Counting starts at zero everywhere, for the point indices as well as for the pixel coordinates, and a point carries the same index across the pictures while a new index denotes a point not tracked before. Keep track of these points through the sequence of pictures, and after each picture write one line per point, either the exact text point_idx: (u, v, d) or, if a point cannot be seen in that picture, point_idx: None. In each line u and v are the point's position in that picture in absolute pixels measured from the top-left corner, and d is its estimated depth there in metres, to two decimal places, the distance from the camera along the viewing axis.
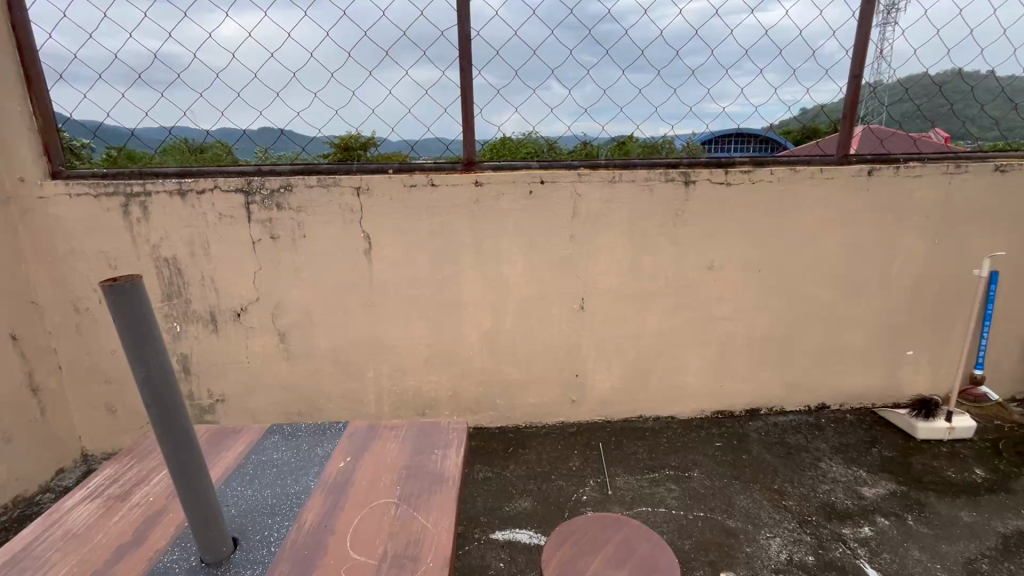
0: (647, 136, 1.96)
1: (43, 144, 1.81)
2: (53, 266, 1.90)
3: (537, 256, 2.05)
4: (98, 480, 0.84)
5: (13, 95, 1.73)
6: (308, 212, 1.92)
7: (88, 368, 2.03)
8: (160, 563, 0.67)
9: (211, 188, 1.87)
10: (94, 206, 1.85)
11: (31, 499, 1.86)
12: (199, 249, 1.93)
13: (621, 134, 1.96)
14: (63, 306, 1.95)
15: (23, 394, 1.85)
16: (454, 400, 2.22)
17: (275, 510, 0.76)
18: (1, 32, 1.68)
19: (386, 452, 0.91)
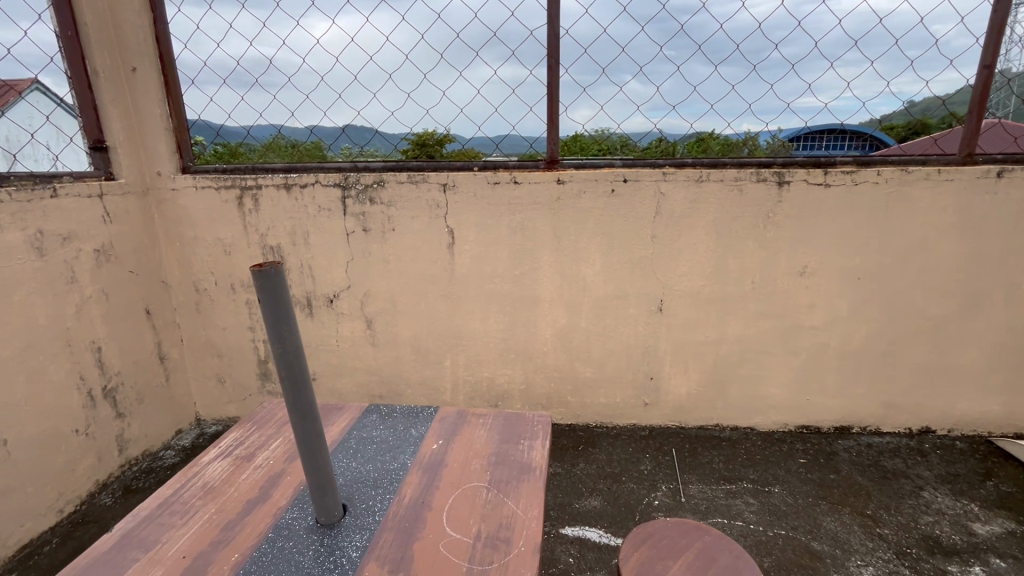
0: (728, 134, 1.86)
1: (176, 141, 2.04)
2: (180, 251, 2.15)
3: (616, 255, 2.03)
4: (227, 441, 0.95)
5: (155, 99, 1.97)
6: (397, 206, 2.03)
7: (204, 342, 2.27)
8: (282, 519, 0.75)
9: (314, 182, 2.02)
10: (215, 197, 2.07)
11: (156, 453, 2.12)
12: (300, 239, 2.10)
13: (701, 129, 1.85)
14: (186, 286, 2.20)
15: (153, 361, 2.11)
16: (526, 394, 2.25)
17: (378, 483, 0.83)
18: (147, 44, 1.91)
19: (475, 439, 0.95)
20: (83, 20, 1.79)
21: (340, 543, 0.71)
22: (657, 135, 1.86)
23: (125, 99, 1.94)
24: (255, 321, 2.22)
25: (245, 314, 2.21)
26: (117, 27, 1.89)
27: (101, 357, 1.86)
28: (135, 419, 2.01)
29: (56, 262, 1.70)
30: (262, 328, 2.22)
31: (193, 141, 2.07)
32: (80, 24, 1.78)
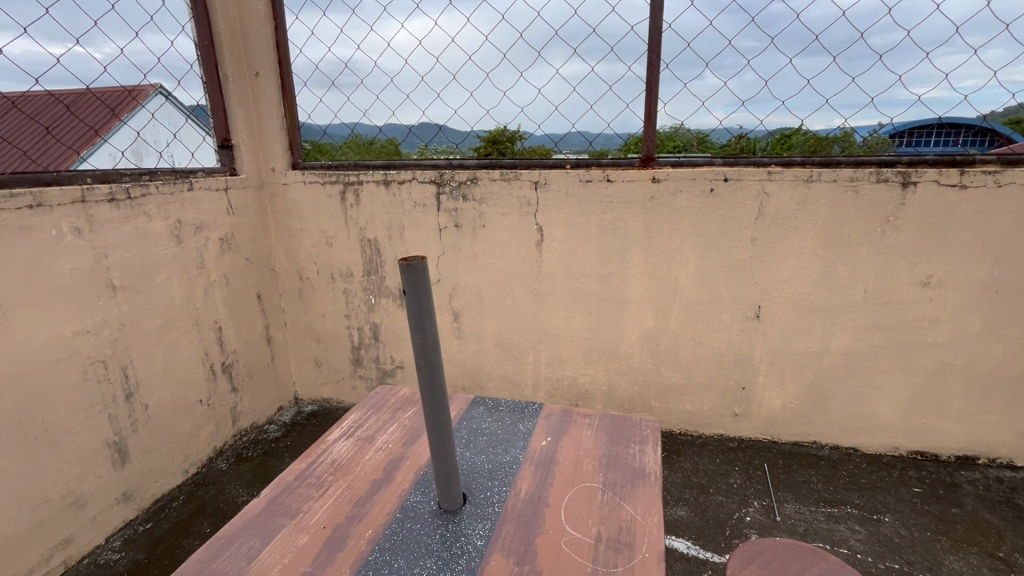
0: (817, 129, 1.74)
1: (289, 140, 2.19)
2: (288, 241, 2.31)
3: (711, 257, 1.94)
4: (348, 422, 1.01)
5: (273, 101, 2.13)
6: (489, 203, 2.07)
7: (305, 327, 2.44)
8: (408, 501, 0.79)
9: (411, 179, 2.11)
10: (321, 192, 2.21)
11: (261, 426, 2.31)
12: (395, 233, 2.19)
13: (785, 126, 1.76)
14: (291, 274, 2.37)
15: (262, 342, 2.30)
16: (608, 396, 2.22)
17: (493, 475, 0.85)
18: (269, 50, 2.07)
19: (584, 439, 0.94)
20: (217, 29, 1.97)
21: (464, 530, 0.73)
22: (736, 130, 1.79)
23: (248, 101, 2.12)
24: (351, 309, 2.35)
25: (343, 302, 2.35)
26: (244, 35, 2.06)
27: (221, 336, 2.05)
28: (245, 394, 2.20)
29: (189, 249, 1.89)
30: (357, 316, 2.36)
31: (303, 141, 2.21)
32: (215, 33, 1.96)
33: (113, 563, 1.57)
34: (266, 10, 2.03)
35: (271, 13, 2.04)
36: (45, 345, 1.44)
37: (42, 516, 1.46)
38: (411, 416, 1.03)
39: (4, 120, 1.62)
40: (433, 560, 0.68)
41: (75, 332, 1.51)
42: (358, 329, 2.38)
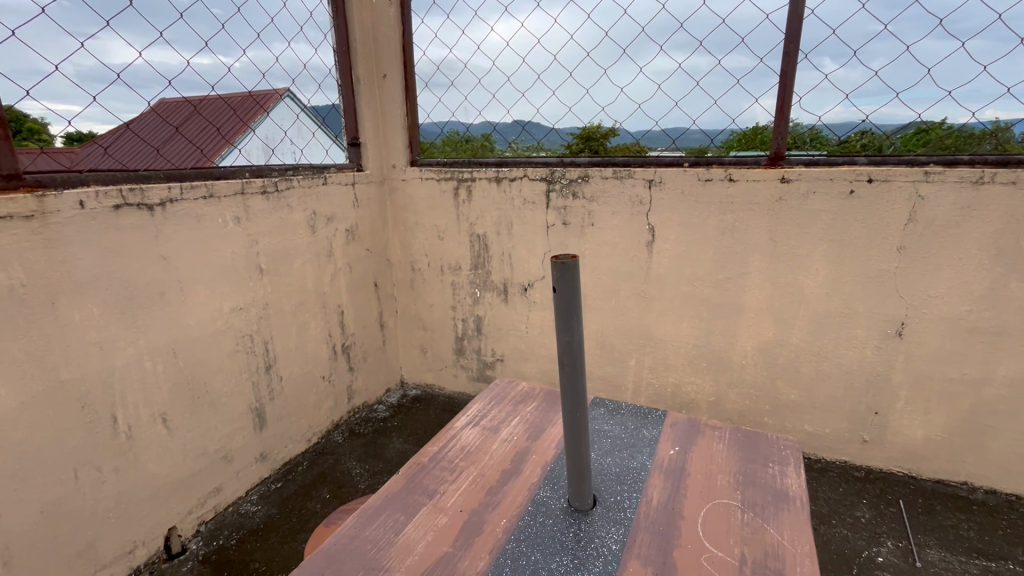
0: (960, 123, 1.52)
1: (409, 139, 2.31)
2: (403, 233, 2.45)
3: (846, 266, 1.76)
4: (474, 411, 1.05)
5: (397, 101, 2.26)
6: (599, 202, 2.04)
7: (414, 316, 2.57)
8: (538, 495, 0.80)
9: (522, 176, 2.14)
10: (436, 188, 2.31)
11: (371, 405, 2.48)
12: (503, 229, 2.24)
13: (928, 120, 1.55)
14: (404, 265, 2.51)
15: (376, 327, 2.46)
16: (715, 407, 2.10)
17: (621, 479, 0.83)
18: (396, 52, 2.19)
19: (715, 453, 0.90)
20: (353, 36, 2.14)
21: (596, 532, 0.72)
22: (859, 126, 1.61)
23: (376, 102, 2.27)
24: (457, 301, 2.45)
25: (450, 294, 2.45)
26: (375, 40, 2.22)
27: (342, 319, 2.23)
28: (360, 374, 2.38)
29: (321, 238, 2.07)
30: (462, 308, 2.45)
31: (421, 140, 2.32)
32: (352, 40, 2.13)
33: (251, 515, 1.78)
34: (397, 16, 2.15)
35: (400, 18, 2.16)
36: (210, 318, 1.65)
37: (200, 465, 1.68)
38: (533, 411, 1.04)
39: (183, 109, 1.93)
40: (568, 557, 0.68)
41: (231, 308, 1.72)
42: (462, 320, 2.47)
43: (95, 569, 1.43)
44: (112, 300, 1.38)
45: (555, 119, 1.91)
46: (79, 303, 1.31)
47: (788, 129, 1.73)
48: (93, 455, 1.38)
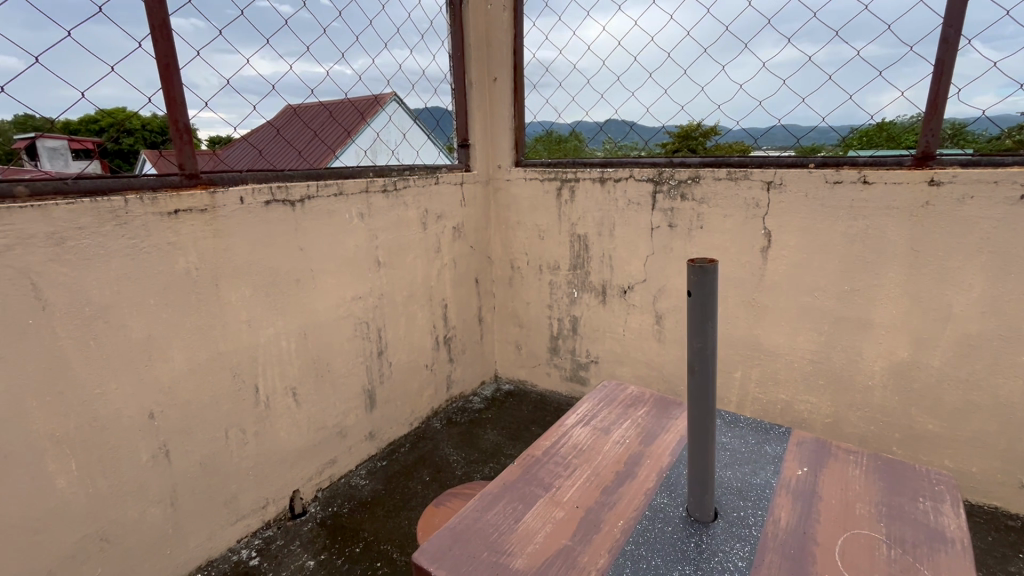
0: None
1: (515, 140, 2.36)
2: (504, 232, 2.52)
3: (1008, 282, 1.53)
4: (583, 409, 1.06)
5: (505, 103, 2.32)
6: (710, 204, 1.95)
7: (510, 312, 2.63)
8: (654, 501, 0.79)
9: (627, 177, 2.10)
10: (539, 188, 2.34)
11: (467, 396, 2.58)
12: (605, 230, 2.22)
13: None
14: (504, 263, 2.57)
15: (474, 321, 2.56)
16: (832, 429, 1.93)
17: (744, 495, 0.80)
18: (507, 55, 2.25)
19: (851, 478, 0.83)
20: (468, 42, 2.24)
21: (719, 546, 0.70)
22: (1017, 120, 1.43)
23: (485, 104, 2.36)
24: (554, 300, 2.47)
25: (547, 293, 2.48)
26: (488, 44, 2.29)
27: (445, 312, 2.34)
28: (458, 365, 2.49)
29: (431, 234, 2.19)
30: (559, 308, 2.46)
31: (526, 141, 2.36)
32: (466, 46, 2.22)
33: (360, 487, 1.93)
34: (509, 20, 2.21)
35: (512, 21, 2.21)
36: (335, 304, 1.82)
37: (320, 437, 1.86)
38: (645, 416, 1.03)
39: (311, 111, 2.15)
40: (690, 567, 0.67)
41: (352, 296, 1.88)
42: (558, 320, 2.49)
43: (236, 518, 1.63)
44: (259, 284, 1.57)
45: (667, 116, 1.87)
46: (236, 285, 1.50)
47: (935, 124, 1.54)
48: (239, 418, 1.58)
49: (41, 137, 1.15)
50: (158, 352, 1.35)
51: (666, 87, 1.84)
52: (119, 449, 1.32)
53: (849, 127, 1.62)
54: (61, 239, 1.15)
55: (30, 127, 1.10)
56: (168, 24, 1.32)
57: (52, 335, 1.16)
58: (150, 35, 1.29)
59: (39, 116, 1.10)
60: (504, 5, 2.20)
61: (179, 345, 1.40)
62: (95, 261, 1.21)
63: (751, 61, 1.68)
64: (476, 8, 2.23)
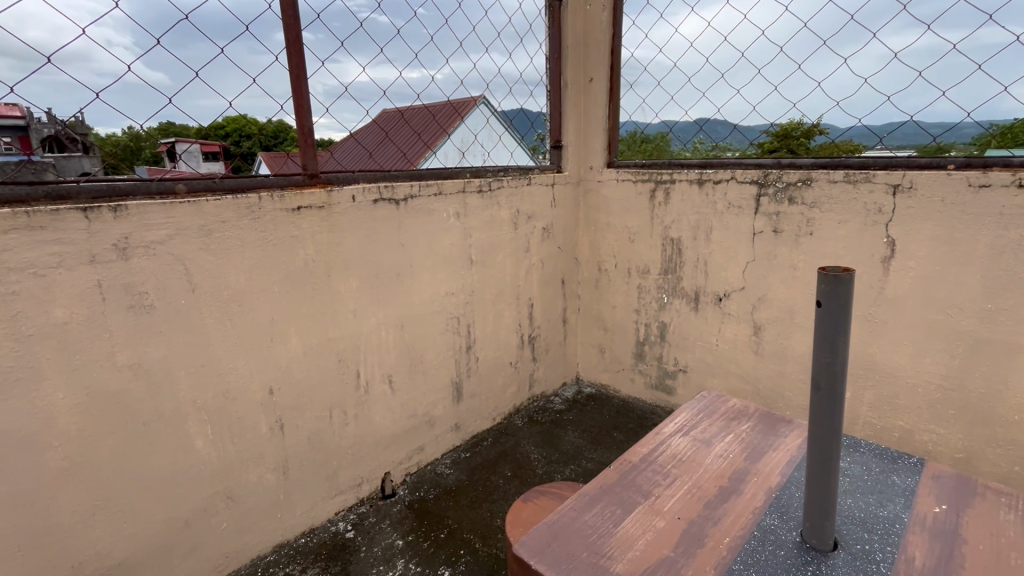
0: None
1: (608, 140, 2.33)
2: (593, 233, 2.49)
3: None
4: (681, 419, 1.03)
5: (600, 103, 2.29)
6: (822, 208, 1.80)
7: (595, 315, 2.60)
8: (763, 522, 0.74)
9: (728, 178, 2.00)
10: (631, 190, 2.29)
11: (548, 396, 2.60)
12: (701, 234, 2.13)
13: None
14: (591, 265, 2.55)
15: (559, 322, 2.56)
16: (962, 465, 1.71)
17: (869, 527, 0.73)
18: (604, 55, 2.23)
19: (1003, 523, 0.73)
20: (566, 43, 2.24)
21: None
22: None
23: (580, 105, 2.35)
24: (641, 304, 2.41)
25: (635, 297, 2.42)
26: (586, 45, 2.28)
27: (531, 311, 2.37)
28: (541, 364, 2.50)
29: (521, 234, 2.22)
30: (647, 313, 2.39)
31: (620, 141, 2.33)
32: (564, 48, 2.23)
33: (445, 475, 2.01)
34: (609, 19, 2.18)
35: (612, 21, 2.18)
36: (430, 299, 1.91)
37: (411, 425, 1.96)
38: (749, 431, 0.98)
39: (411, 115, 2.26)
40: None
41: (445, 292, 1.96)
42: (645, 325, 2.42)
43: (335, 492, 1.77)
44: (365, 276, 1.68)
45: (774, 115, 1.76)
46: (346, 277, 1.63)
47: None
48: (342, 400, 1.71)
49: (178, 142, 1.26)
50: (279, 335, 1.50)
51: (778, 83, 1.73)
52: (243, 419, 1.47)
53: (998, 122, 1.42)
54: (209, 230, 1.31)
55: (171, 132, 1.25)
56: (300, 40, 1.45)
57: (198, 314, 1.33)
58: (285, 50, 1.44)
59: (178, 122, 1.24)
60: (604, 4, 2.17)
61: (296, 330, 1.53)
62: (234, 251, 1.36)
63: (878, 51, 1.53)
64: (575, 9, 2.23)
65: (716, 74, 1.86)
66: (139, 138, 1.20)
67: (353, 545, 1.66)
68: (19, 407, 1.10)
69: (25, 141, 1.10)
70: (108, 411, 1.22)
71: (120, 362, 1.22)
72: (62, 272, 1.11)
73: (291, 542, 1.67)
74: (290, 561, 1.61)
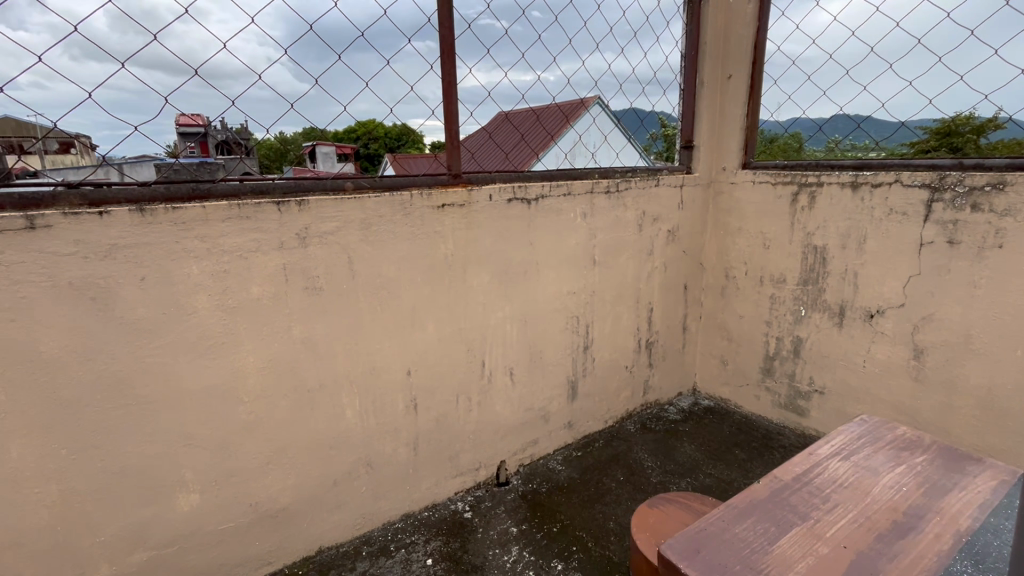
0: None
1: (745, 140, 2.20)
2: (722, 238, 2.36)
3: None
4: (838, 442, 0.95)
5: (738, 101, 2.16)
6: (1018, 218, 1.54)
7: (719, 324, 2.46)
8: (953, 568, 0.66)
9: (891, 181, 1.78)
10: (770, 192, 2.13)
11: (662, 404, 2.52)
12: (853, 243, 1.92)
13: None
14: (718, 271, 2.42)
15: (679, 328, 2.47)
16: None
17: None
18: (746, 50, 2.09)
19: None
20: (704, 39, 2.14)
21: None
22: None
23: (716, 103, 2.23)
24: (774, 316, 2.23)
25: (766, 307, 2.25)
26: (726, 40, 2.16)
27: (651, 315, 2.31)
28: (657, 371, 2.44)
29: (646, 236, 2.18)
30: (780, 326, 2.22)
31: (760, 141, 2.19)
32: (702, 45, 2.14)
33: (557, 471, 2.04)
34: (754, 12, 2.04)
35: (758, 13, 2.04)
36: (553, 296, 1.95)
37: (528, 418, 2.02)
38: (927, 465, 0.87)
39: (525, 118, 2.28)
40: None
41: (567, 291, 1.99)
42: (776, 339, 2.25)
43: (456, 473, 1.88)
44: (496, 272, 1.77)
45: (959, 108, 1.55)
46: (479, 272, 1.72)
47: None
48: (468, 387, 1.81)
49: (320, 146, 1.40)
50: (419, 322, 1.63)
51: (964, 73, 1.53)
52: (385, 396, 1.63)
53: None
54: (369, 224, 1.47)
55: (314, 137, 1.34)
56: (453, 49, 1.57)
57: (356, 298, 1.49)
58: (438, 58, 1.55)
59: (319, 127, 1.33)
60: None
61: (434, 318, 1.66)
62: (387, 243, 1.51)
63: None
64: (717, 2, 2.12)
65: (884, 64, 1.68)
66: (288, 142, 1.31)
67: (470, 525, 1.76)
68: (222, 366, 1.32)
69: (204, 146, 1.24)
70: (283, 377, 1.42)
71: (294, 335, 1.41)
72: (258, 256, 1.31)
73: (416, 513, 1.81)
74: (416, 530, 1.74)
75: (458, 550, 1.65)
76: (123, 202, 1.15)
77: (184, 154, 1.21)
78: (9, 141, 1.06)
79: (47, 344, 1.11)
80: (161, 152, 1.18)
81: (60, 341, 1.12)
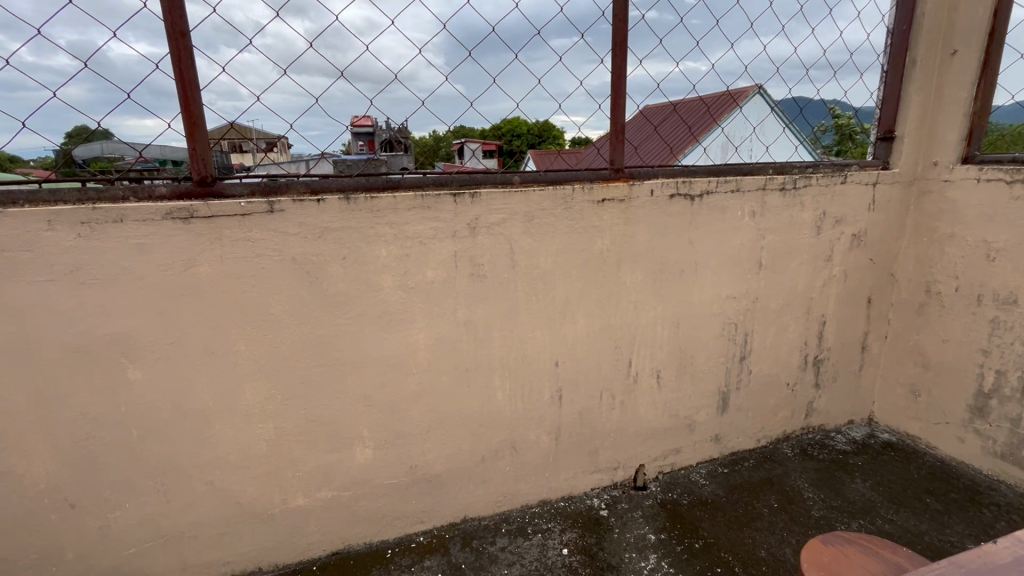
0: None
1: (970, 128, 1.81)
2: (925, 246, 1.99)
3: None
4: None
5: (963, 82, 1.79)
6: None
7: (912, 346, 2.09)
8: None
9: None
10: (1002, 193, 1.74)
11: (828, 431, 2.22)
12: None
13: None
14: (915, 284, 2.05)
15: (857, 347, 2.15)
16: None
17: None
18: (980, 20, 1.72)
19: None
20: (921, 10, 1.81)
21: None
22: None
23: (930, 86, 1.88)
24: (994, 345, 1.83)
25: (983, 333, 1.85)
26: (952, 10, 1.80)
27: (822, 330, 2.05)
28: (825, 393, 2.16)
29: (824, 239, 1.93)
30: (1003, 357, 1.81)
31: (991, 129, 1.79)
32: (917, 18, 1.81)
33: (700, 485, 1.93)
34: None
35: None
36: (711, 300, 1.83)
37: (672, 424, 1.93)
38: None
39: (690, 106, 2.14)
40: None
41: (727, 295, 1.85)
42: (996, 372, 1.84)
43: (594, 469, 1.88)
44: (651, 270, 1.71)
45: None
46: (633, 269, 1.68)
47: None
48: (612, 386, 1.79)
49: (468, 142, 1.44)
50: (570, 316, 1.65)
51: None
52: (533, 384, 1.68)
53: None
54: (532, 217, 1.52)
55: (461, 134, 1.41)
56: (625, 42, 1.54)
57: (515, 287, 1.56)
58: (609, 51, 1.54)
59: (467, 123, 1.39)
60: None
61: (584, 312, 1.67)
62: (548, 236, 1.55)
63: None
64: None
65: None
66: (440, 140, 1.39)
67: (606, 524, 1.74)
68: (398, 339, 1.48)
69: (372, 143, 1.38)
70: (447, 355, 1.55)
71: (459, 317, 1.53)
72: (435, 243, 1.44)
73: (553, 502, 1.85)
74: (552, 517, 1.78)
75: (593, 546, 1.65)
76: (335, 190, 1.35)
77: (355, 152, 1.35)
78: (234, 140, 1.28)
79: (275, 307, 1.35)
80: (337, 150, 1.32)
81: (284, 305, 1.35)
